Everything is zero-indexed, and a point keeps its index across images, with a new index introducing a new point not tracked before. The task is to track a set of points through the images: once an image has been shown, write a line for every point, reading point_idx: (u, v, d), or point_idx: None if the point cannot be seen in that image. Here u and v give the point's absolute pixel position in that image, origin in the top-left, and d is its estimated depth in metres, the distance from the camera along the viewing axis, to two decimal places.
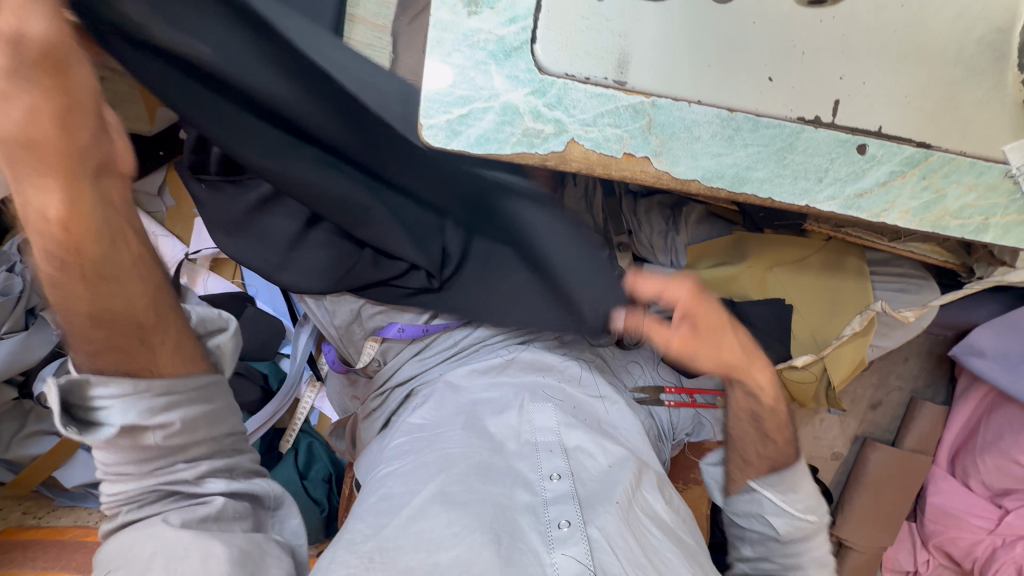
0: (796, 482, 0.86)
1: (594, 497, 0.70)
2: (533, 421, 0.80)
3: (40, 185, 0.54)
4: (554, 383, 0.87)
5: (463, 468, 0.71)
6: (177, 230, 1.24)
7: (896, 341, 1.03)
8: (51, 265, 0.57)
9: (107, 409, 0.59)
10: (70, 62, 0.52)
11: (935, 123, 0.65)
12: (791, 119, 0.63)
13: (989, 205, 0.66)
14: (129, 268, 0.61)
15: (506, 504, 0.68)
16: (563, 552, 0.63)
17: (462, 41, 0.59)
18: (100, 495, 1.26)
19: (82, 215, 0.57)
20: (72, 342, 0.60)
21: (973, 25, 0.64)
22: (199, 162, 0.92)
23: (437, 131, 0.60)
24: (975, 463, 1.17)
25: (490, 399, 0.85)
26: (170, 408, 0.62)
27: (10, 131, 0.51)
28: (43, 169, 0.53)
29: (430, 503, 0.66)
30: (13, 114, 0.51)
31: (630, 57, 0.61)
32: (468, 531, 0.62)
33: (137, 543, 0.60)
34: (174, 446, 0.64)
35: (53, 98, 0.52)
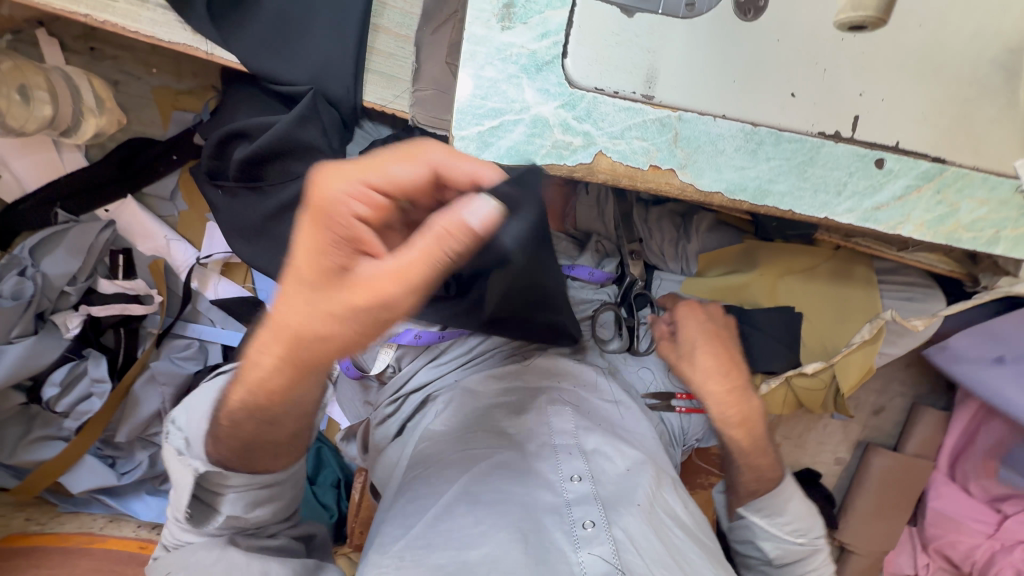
0: (782, 506, 0.90)
1: (615, 498, 0.71)
2: (551, 424, 0.80)
3: (273, 368, 0.52)
4: (569, 388, 0.87)
5: (483, 466, 0.72)
6: (188, 235, 1.21)
7: (903, 348, 1.05)
8: (248, 408, 0.58)
9: (226, 495, 0.67)
10: (367, 274, 0.46)
11: (951, 139, 0.66)
12: (811, 134, 0.65)
13: (1000, 218, 0.68)
14: (314, 402, 0.60)
15: (530, 504, 0.68)
16: (589, 551, 0.64)
17: (495, 55, 0.61)
18: (105, 501, 1.25)
19: (300, 387, 0.55)
20: (218, 446, 0.65)
21: (987, 45, 0.66)
22: (219, 167, 0.94)
23: (468, 142, 0.61)
24: (975, 468, 1.21)
25: (505, 403, 0.83)
26: (268, 503, 0.70)
27: (303, 330, 0.47)
28: (298, 359, 0.50)
29: (456, 502, 0.68)
30: (309, 312, 0.46)
31: (659, 72, 0.62)
32: (495, 530, 0.64)
33: (200, 553, 0.67)
34: (255, 525, 0.71)
35: (336, 314, 0.46)
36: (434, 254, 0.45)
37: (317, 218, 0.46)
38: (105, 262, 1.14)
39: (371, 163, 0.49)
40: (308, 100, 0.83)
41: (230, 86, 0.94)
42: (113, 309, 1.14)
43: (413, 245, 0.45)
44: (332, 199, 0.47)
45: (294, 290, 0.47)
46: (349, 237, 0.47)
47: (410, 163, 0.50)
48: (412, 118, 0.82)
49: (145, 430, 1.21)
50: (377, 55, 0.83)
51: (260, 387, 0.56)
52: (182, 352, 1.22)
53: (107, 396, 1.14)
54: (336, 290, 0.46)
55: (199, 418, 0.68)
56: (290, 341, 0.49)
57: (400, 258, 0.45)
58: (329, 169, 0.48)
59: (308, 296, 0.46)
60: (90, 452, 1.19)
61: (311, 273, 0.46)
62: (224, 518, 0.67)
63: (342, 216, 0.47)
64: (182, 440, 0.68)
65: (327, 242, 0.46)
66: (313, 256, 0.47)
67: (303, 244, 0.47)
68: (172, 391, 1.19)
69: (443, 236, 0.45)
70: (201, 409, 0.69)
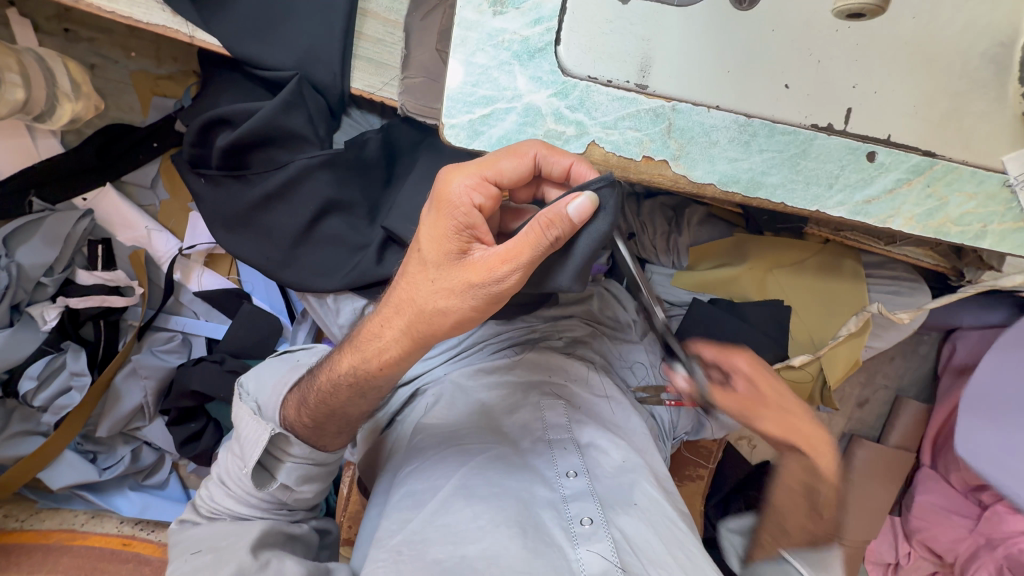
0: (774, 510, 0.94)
1: (612, 497, 0.71)
2: (545, 418, 0.79)
3: (389, 336, 0.62)
4: (561, 382, 0.85)
5: (479, 460, 0.71)
6: (171, 225, 1.18)
7: (888, 342, 1.06)
8: (348, 372, 0.66)
9: (286, 463, 0.75)
10: (484, 256, 0.54)
11: (941, 133, 0.67)
12: (804, 126, 0.64)
13: (987, 213, 0.69)
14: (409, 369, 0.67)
15: (527, 499, 0.68)
16: (587, 548, 0.64)
17: (487, 41, 0.60)
18: (87, 497, 1.22)
19: (409, 357, 0.63)
20: (303, 414, 0.73)
21: (978, 39, 0.66)
22: (200, 154, 0.91)
23: (459, 131, 0.60)
24: (956, 459, 1.22)
25: (496, 398, 0.81)
26: (312, 481, 0.78)
27: (429, 306, 0.57)
28: (415, 331, 0.60)
29: (453, 497, 0.67)
30: (432, 288, 0.57)
31: (652, 61, 0.61)
32: (494, 524, 0.63)
33: (231, 537, 0.72)
34: (291, 501, 0.78)
35: (459, 288, 0.55)
36: (535, 239, 0.53)
37: (442, 210, 0.56)
38: (83, 252, 1.11)
39: (486, 164, 0.57)
40: (293, 87, 0.82)
41: (212, 70, 0.91)
42: (93, 301, 1.10)
43: (519, 231, 0.53)
44: (455, 196, 0.55)
45: (422, 270, 0.57)
46: (466, 226, 0.55)
47: (520, 162, 0.56)
48: (401, 107, 0.80)
49: (128, 424, 1.18)
50: (365, 40, 0.81)
51: (372, 354, 0.64)
52: (164, 345, 1.19)
53: (85, 391, 1.11)
54: (456, 270, 0.55)
55: (272, 390, 0.78)
56: (411, 314, 0.59)
57: (506, 246, 0.53)
58: (451, 171, 0.57)
59: (430, 273, 0.57)
60: (69, 448, 1.16)
61: (437, 255, 0.56)
62: (276, 486, 0.75)
63: (464, 208, 0.55)
64: (254, 404, 0.78)
65: (451, 230, 0.55)
66: (437, 243, 0.56)
67: (429, 232, 0.57)
68: (153, 384, 1.17)
69: (543, 224, 0.53)
70: (274, 382, 0.79)
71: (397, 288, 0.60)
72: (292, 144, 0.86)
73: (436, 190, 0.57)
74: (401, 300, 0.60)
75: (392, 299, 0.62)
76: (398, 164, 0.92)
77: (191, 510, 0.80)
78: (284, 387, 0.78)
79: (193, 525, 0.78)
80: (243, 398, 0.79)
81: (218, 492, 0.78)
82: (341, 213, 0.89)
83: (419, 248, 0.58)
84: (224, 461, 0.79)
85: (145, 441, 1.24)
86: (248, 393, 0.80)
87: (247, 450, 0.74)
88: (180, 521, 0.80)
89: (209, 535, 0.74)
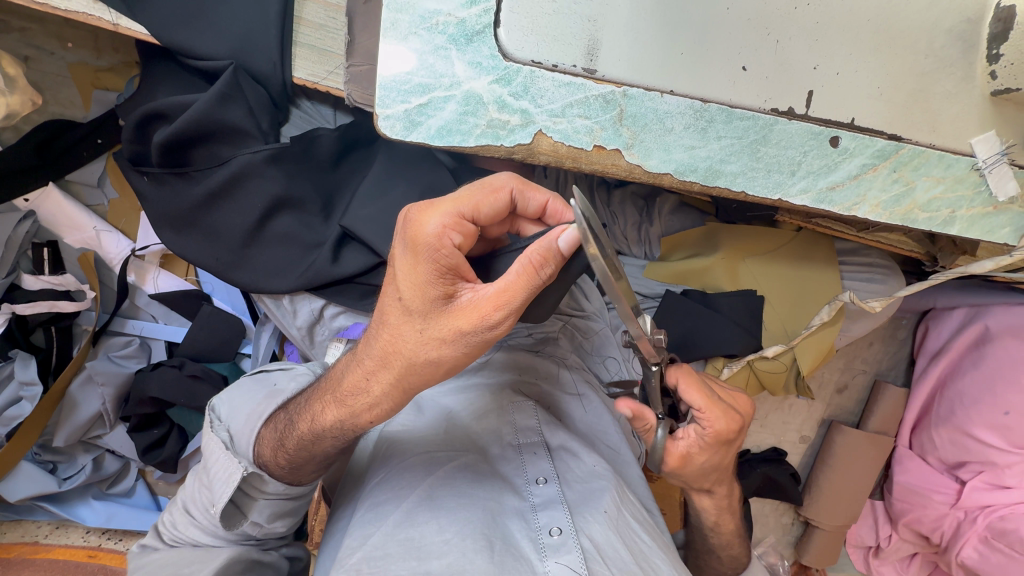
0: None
1: (581, 501, 0.68)
2: (515, 421, 0.75)
3: (373, 384, 0.57)
4: (537, 391, 0.82)
5: (446, 470, 0.68)
6: (121, 225, 1.12)
7: (862, 331, 1.05)
8: (333, 420, 0.61)
9: (259, 500, 0.71)
10: (475, 301, 0.50)
11: (907, 115, 0.64)
12: (764, 110, 0.61)
13: (956, 198, 0.66)
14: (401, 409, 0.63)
15: (494, 509, 0.65)
16: (555, 560, 0.62)
17: (419, 24, 0.56)
18: (48, 509, 1.18)
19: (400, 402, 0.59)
20: (280, 458, 0.68)
21: (944, 16, 0.63)
22: (140, 152, 0.86)
23: (394, 122, 0.57)
24: (931, 439, 1.19)
25: (467, 408, 0.77)
26: (286, 514, 0.74)
27: (415, 356, 0.53)
28: (407, 382, 0.56)
29: (417, 509, 0.64)
30: (420, 338, 0.52)
31: (599, 43, 0.58)
32: (459, 539, 0.61)
33: (195, 565, 0.70)
34: (261, 534, 0.74)
35: (453, 337, 0.51)
36: (529, 279, 0.49)
37: (419, 252, 0.50)
38: (29, 255, 1.07)
39: (460, 198, 0.52)
40: (229, 77, 0.77)
41: (147, 60, 0.85)
42: (40, 307, 1.06)
43: (509, 271, 0.49)
44: (430, 236, 0.50)
45: (405, 319, 0.52)
46: (450, 268, 0.51)
47: (491, 193, 0.53)
48: (347, 97, 0.75)
49: (88, 432, 1.14)
50: (305, 26, 0.76)
51: (361, 408, 0.59)
52: (122, 350, 1.15)
53: (37, 400, 1.06)
54: (443, 316, 0.51)
55: (245, 418, 0.72)
56: (399, 365, 0.54)
57: (495, 288, 0.50)
58: (423, 211, 0.52)
59: (415, 320, 0.52)
60: (25, 460, 1.11)
61: (421, 304, 0.52)
62: (248, 524, 0.71)
63: (443, 249, 0.50)
64: (226, 434, 0.72)
65: (433, 275, 0.50)
66: (419, 291, 0.51)
67: (406, 278, 0.52)
68: (112, 391, 1.11)
69: (537, 261, 0.49)
70: (248, 411, 0.73)
71: (379, 336, 0.55)
72: (235, 139, 0.82)
73: (409, 232, 0.51)
74: (382, 348, 0.55)
75: (370, 341, 0.57)
76: (349, 154, 0.87)
77: (152, 533, 0.76)
78: (259, 420, 0.71)
79: (154, 551, 0.74)
80: (215, 427, 0.73)
81: (183, 518, 0.74)
82: (292, 210, 0.84)
83: (399, 296, 0.52)
84: (191, 486, 0.75)
85: (108, 449, 1.19)
86: (220, 420, 0.74)
87: (215, 485, 0.69)
88: (141, 546, 0.76)
89: (170, 560, 0.71)
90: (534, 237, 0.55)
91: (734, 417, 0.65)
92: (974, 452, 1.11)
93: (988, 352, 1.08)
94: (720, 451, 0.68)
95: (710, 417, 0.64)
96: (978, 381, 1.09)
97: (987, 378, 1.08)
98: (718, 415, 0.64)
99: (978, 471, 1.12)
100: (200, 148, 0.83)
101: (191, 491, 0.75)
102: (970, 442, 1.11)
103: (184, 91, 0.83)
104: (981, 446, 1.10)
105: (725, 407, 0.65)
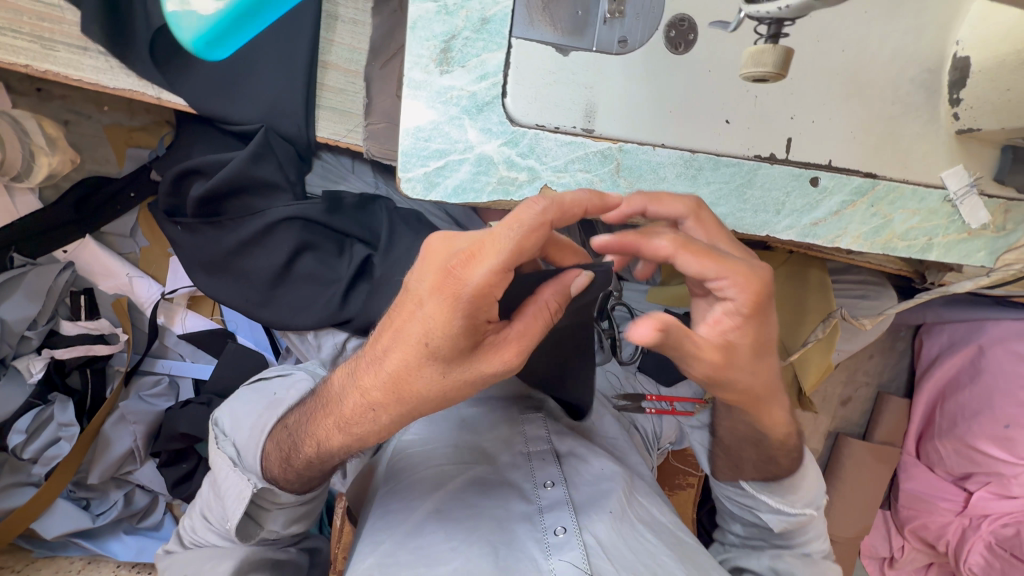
0: (796, 484, 0.76)
1: (589, 502, 0.71)
2: (525, 432, 0.81)
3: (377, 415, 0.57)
4: (542, 398, 0.89)
5: (456, 485, 0.73)
6: (152, 270, 1.20)
7: (859, 345, 1.10)
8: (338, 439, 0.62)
9: (274, 514, 0.74)
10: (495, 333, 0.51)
11: (881, 155, 0.70)
12: (748, 157, 0.67)
13: (931, 227, 0.72)
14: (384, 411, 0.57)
15: (503, 516, 0.69)
16: (559, 558, 0.64)
17: (436, 97, 0.62)
18: (82, 544, 1.19)
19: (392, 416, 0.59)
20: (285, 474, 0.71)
21: (907, 66, 0.69)
22: (175, 204, 0.94)
23: (416, 184, 0.63)
24: (937, 449, 1.21)
25: (479, 415, 0.84)
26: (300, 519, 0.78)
27: (417, 388, 0.53)
28: (413, 411, 0.56)
29: (426, 522, 0.68)
30: (437, 382, 0.52)
31: (596, 106, 0.64)
32: (465, 545, 0.64)
33: (214, 561, 0.75)
34: (280, 539, 0.78)
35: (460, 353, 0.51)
36: (544, 317, 0.53)
37: (454, 301, 0.46)
38: (66, 302, 1.13)
39: (507, 245, 0.44)
40: (260, 139, 0.84)
41: (184, 123, 0.94)
42: (77, 351, 1.11)
43: (527, 312, 0.52)
44: (477, 282, 0.44)
45: (427, 362, 0.50)
46: (481, 321, 0.48)
47: (537, 238, 0.44)
48: (366, 152, 0.84)
49: (120, 468, 1.18)
50: (328, 91, 0.84)
51: (365, 433, 0.59)
52: (152, 389, 1.21)
53: (74, 440, 1.11)
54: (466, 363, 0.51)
55: (249, 431, 0.76)
56: (411, 400, 0.54)
57: (514, 326, 0.52)
58: (466, 262, 0.45)
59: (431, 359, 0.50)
60: (62, 497, 1.14)
61: (445, 352, 0.50)
62: (265, 532, 0.74)
63: (483, 302, 0.46)
64: (232, 448, 0.75)
65: (463, 329, 0.48)
66: (446, 336, 0.48)
67: (431, 314, 0.48)
68: (143, 428, 1.17)
69: (554, 304, 0.53)
70: (252, 423, 0.77)
71: (386, 363, 0.53)
72: (264, 192, 0.89)
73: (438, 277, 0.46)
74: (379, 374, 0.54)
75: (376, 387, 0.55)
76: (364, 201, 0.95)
77: (177, 539, 0.83)
78: (262, 432, 0.75)
79: (174, 554, 0.81)
80: (220, 441, 0.76)
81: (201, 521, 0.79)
82: (313, 251, 0.91)
83: (420, 334, 0.49)
84: (206, 494, 0.79)
85: (137, 485, 1.24)
86: (225, 434, 0.78)
87: (228, 499, 0.72)
88: (168, 550, 0.83)
89: (192, 560, 0.77)
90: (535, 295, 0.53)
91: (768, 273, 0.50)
92: (981, 463, 1.13)
93: (984, 366, 1.12)
94: (766, 324, 0.52)
95: (736, 283, 0.49)
96: (975, 394, 1.13)
97: (985, 391, 1.12)
98: (748, 280, 0.49)
99: (985, 482, 1.14)
100: (232, 201, 0.90)
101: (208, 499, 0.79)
102: (976, 453, 1.13)
103: (217, 150, 0.90)
104: (987, 458, 1.12)
105: (749, 264, 0.50)
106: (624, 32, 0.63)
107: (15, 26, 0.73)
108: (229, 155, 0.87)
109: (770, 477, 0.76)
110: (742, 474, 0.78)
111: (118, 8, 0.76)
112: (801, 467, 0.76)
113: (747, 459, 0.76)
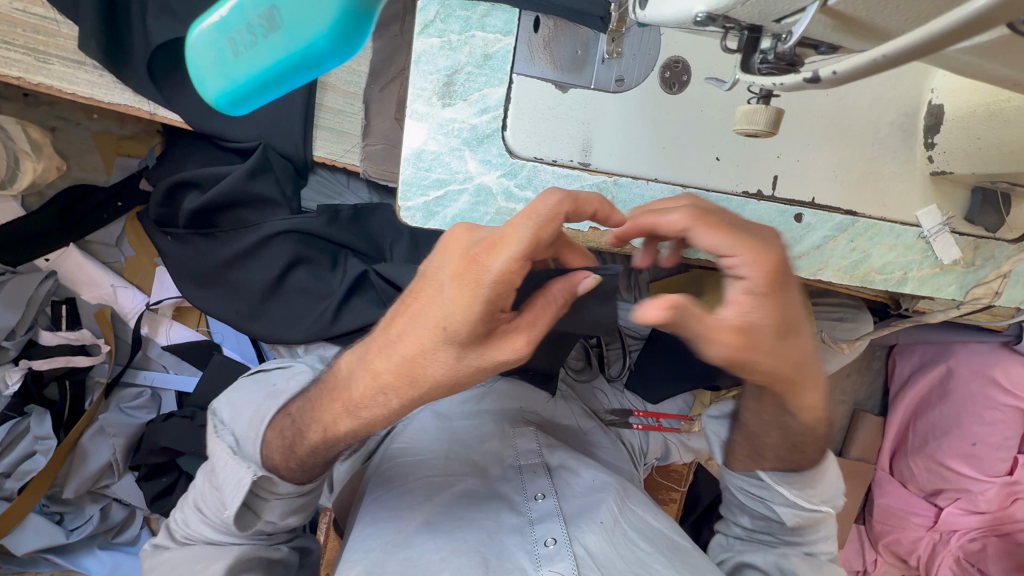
0: (815, 479, 0.75)
1: (578, 513, 0.72)
2: (517, 445, 0.82)
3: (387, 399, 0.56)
4: (532, 411, 0.91)
5: (450, 496, 0.73)
6: (137, 281, 1.18)
7: (836, 366, 1.14)
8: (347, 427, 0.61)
9: (273, 504, 0.73)
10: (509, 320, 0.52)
11: (861, 193, 0.73)
12: (736, 192, 0.70)
13: (907, 261, 0.76)
14: (394, 406, 0.57)
15: (493, 528, 0.69)
16: (549, 568, 0.64)
17: (438, 129, 0.63)
18: (53, 560, 1.16)
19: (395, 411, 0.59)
20: (283, 469, 0.70)
21: (886, 111, 0.73)
22: (167, 214, 0.93)
23: (415, 213, 0.64)
24: (909, 466, 1.25)
25: (479, 425, 0.84)
26: (295, 512, 0.76)
27: (434, 373, 0.52)
28: (424, 398, 0.55)
29: (416, 533, 0.68)
30: (453, 366, 0.51)
31: (592, 141, 0.65)
32: (455, 556, 0.64)
33: (204, 562, 0.73)
34: (274, 532, 0.77)
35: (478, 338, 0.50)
36: (553, 309, 0.53)
37: (475, 285, 0.47)
38: (46, 313, 1.11)
39: (526, 235, 0.46)
40: (259, 156, 0.85)
41: (175, 136, 0.93)
42: (57, 362, 1.10)
43: (535, 303, 0.53)
44: (495, 270, 0.47)
45: (443, 344, 0.50)
46: (500, 305, 0.49)
47: (552, 228, 0.47)
48: (363, 173, 0.86)
49: (97, 482, 1.15)
50: (326, 111, 0.85)
51: (371, 419, 0.58)
52: (133, 401, 1.19)
53: (51, 454, 1.07)
54: (479, 350, 0.51)
55: (250, 424, 0.75)
56: (424, 384, 0.53)
57: (524, 316, 0.52)
58: (488, 249, 0.47)
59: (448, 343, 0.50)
60: (34, 512, 1.11)
61: (463, 335, 0.49)
62: (262, 523, 0.73)
63: (501, 288, 0.47)
64: (232, 440, 0.74)
65: (483, 313, 0.48)
66: (466, 319, 0.49)
67: (452, 298, 0.49)
68: (123, 441, 1.15)
69: (562, 298, 0.53)
70: (252, 415, 0.75)
71: (402, 345, 0.52)
72: (261, 208, 0.89)
73: (466, 263, 0.48)
74: (396, 355, 0.53)
75: (387, 374, 0.55)
76: (357, 215, 0.95)
77: (164, 534, 0.80)
78: (264, 424, 0.73)
79: (166, 550, 0.77)
80: (219, 433, 0.75)
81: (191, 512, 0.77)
82: (307, 265, 0.91)
83: (438, 317, 0.49)
84: (201, 487, 0.77)
85: (115, 498, 1.19)
86: (223, 425, 0.76)
87: (226, 492, 0.71)
88: (155, 546, 0.79)
89: (181, 560, 0.74)
90: (544, 292, 0.53)
91: (783, 252, 0.48)
92: (951, 480, 1.19)
93: (952, 387, 1.17)
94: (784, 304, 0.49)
95: (746, 260, 0.48)
96: (945, 414, 1.18)
97: (954, 412, 1.17)
98: (758, 257, 0.47)
99: (955, 498, 1.20)
100: (228, 215, 0.90)
101: (201, 489, 0.77)
102: (946, 470, 1.18)
103: (211, 165, 0.90)
104: (957, 475, 1.18)
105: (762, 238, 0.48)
106: (621, 71, 0.65)
107: (10, 39, 0.73)
108: (226, 172, 0.87)
109: (792, 468, 0.74)
110: (763, 462, 0.75)
111: (117, 23, 0.76)
112: (823, 463, 0.75)
113: (769, 444, 0.74)
